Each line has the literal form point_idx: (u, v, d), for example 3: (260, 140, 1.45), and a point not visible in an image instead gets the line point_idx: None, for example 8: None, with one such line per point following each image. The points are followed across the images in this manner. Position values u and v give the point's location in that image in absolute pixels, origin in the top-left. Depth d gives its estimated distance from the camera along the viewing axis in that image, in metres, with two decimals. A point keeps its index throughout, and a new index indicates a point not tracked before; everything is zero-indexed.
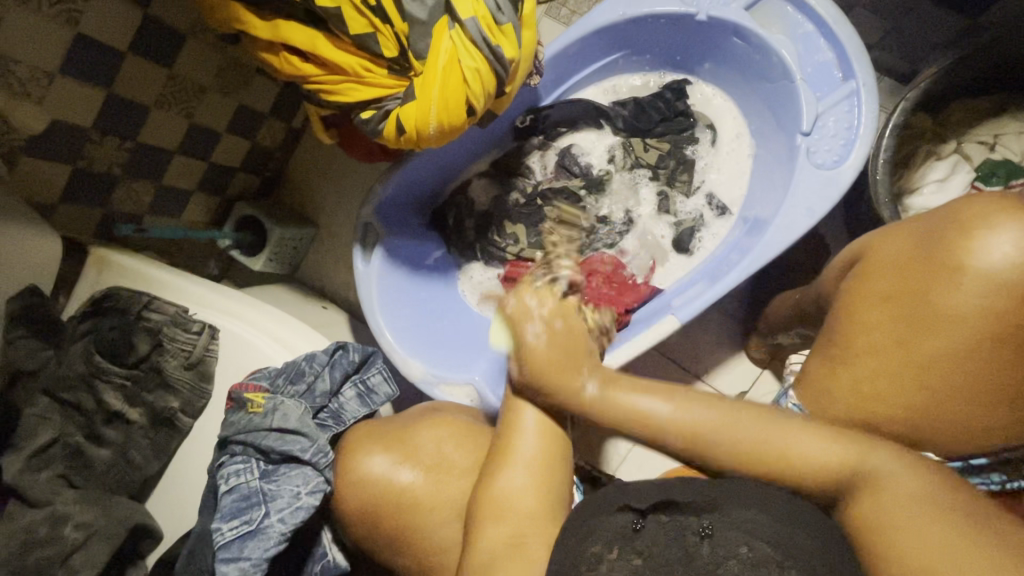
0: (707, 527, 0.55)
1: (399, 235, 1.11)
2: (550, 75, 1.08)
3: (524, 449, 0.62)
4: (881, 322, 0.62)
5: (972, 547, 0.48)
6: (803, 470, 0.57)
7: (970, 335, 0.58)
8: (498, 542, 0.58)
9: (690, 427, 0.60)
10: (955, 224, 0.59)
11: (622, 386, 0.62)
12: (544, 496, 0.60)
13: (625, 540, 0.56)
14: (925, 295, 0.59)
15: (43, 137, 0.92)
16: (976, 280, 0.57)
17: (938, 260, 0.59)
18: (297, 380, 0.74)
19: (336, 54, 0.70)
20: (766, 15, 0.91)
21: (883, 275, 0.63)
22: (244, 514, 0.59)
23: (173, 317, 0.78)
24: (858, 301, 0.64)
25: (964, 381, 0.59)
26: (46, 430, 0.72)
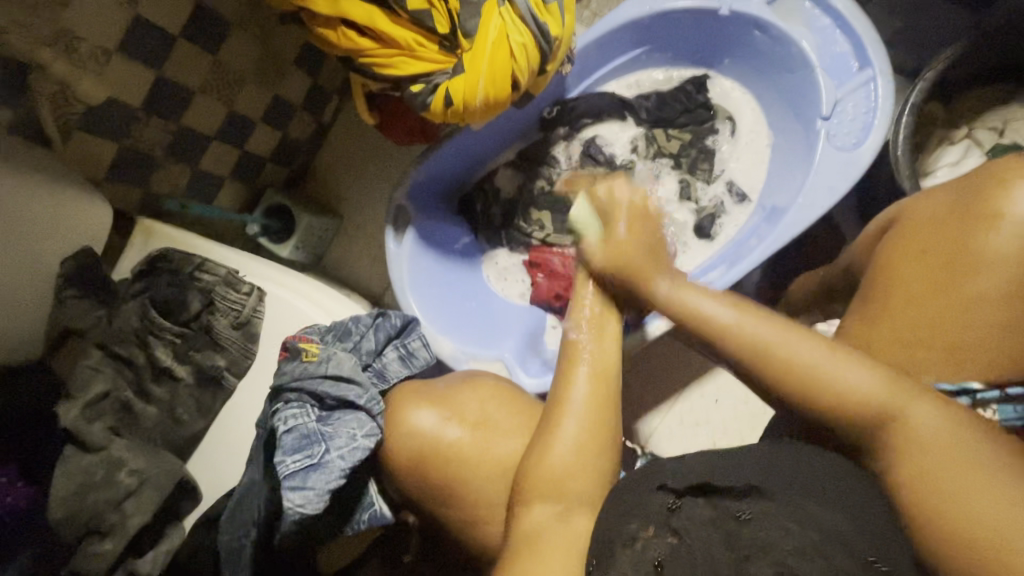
0: (744, 512, 0.52)
1: (430, 219, 1.15)
2: (577, 67, 1.13)
3: (577, 398, 0.63)
4: (919, 272, 0.65)
5: (1007, 491, 0.45)
6: (846, 405, 0.53)
7: (1010, 274, 0.60)
8: (542, 480, 0.61)
9: (751, 338, 0.57)
10: (991, 178, 0.63)
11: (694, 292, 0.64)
12: (594, 447, 0.62)
13: (661, 520, 0.54)
14: (964, 241, 0.62)
15: (96, 113, 0.94)
16: (1012, 224, 0.60)
17: (973, 211, 0.62)
18: (345, 337, 0.77)
19: (393, 28, 0.75)
20: (786, 9, 0.97)
21: (921, 232, 0.66)
22: (308, 448, 0.63)
23: (224, 279, 0.80)
24: (898, 259, 0.67)
25: (1011, 319, 0.60)
26: (99, 382, 0.74)
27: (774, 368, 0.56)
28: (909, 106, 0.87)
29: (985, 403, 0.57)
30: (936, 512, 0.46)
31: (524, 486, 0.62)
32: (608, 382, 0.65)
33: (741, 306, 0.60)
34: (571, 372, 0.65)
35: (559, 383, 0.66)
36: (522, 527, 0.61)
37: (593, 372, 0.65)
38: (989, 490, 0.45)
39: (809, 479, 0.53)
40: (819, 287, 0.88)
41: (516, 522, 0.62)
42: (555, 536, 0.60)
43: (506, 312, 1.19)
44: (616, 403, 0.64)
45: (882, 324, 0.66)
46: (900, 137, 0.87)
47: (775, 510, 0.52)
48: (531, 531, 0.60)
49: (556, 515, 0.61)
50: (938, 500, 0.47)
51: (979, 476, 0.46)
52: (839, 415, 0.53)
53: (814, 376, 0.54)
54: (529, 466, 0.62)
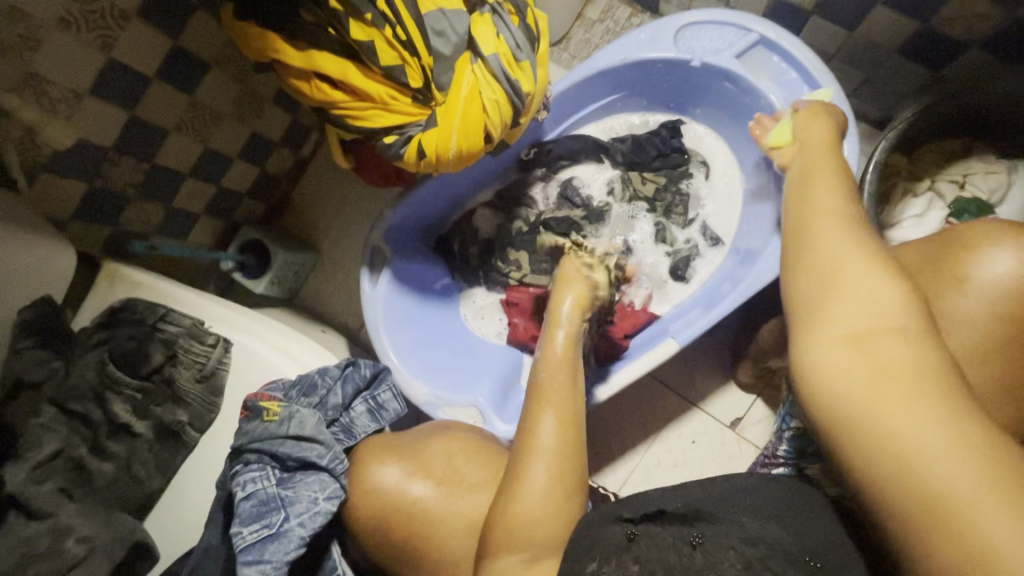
0: (698, 537, 0.57)
1: (406, 259, 1.14)
2: (554, 112, 1.15)
3: (544, 441, 0.64)
4: None
5: (943, 416, 0.42)
6: (848, 294, 0.51)
7: (980, 338, 0.60)
8: (507, 533, 0.61)
9: (802, 223, 0.59)
10: (955, 241, 0.64)
11: (824, 189, 0.62)
12: (561, 494, 0.62)
13: (621, 549, 0.58)
14: (930, 302, 0.63)
15: (64, 155, 0.92)
16: (979, 289, 0.60)
17: (945, 272, 0.63)
18: (310, 392, 0.75)
19: (366, 82, 0.75)
20: (754, 63, 1.00)
21: None
22: (266, 517, 0.60)
23: (189, 329, 0.79)
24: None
25: (985, 385, 0.60)
26: (51, 441, 0.71)
27: (811, 274, 0.54)
28: (873, 163, 0.89)
29: None
30: (868, 448, 0.44)
31: (491, 537, 0.61)
32: (574, 434, 0.66)
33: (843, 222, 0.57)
34: (537, 425, 0.65)
35: (522, 446, 0.65)
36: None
37: (556, 422, 0.65)
38: (913, 408, 0.43)
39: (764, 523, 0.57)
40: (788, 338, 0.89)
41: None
42: None
43: (483, 352, 1.18)
44: (583, 449, 0.65)
45: None
46: (865, 193, 0.88)
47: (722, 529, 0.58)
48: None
49: (523, 565, 0.60)
50: (864, 410, 0.45)
51: (909, 392, 0.44)
52: (830, 296, 0.52)
53: (834, 268, 0.53)
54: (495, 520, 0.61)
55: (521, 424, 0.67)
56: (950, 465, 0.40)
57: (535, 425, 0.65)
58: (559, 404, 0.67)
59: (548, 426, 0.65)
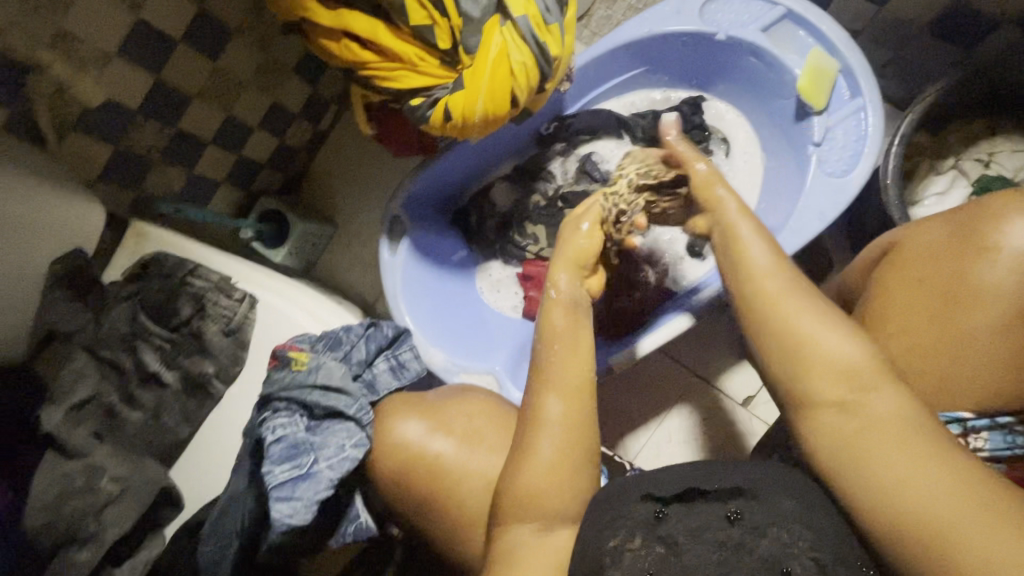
0: (734, 512, 0.57)
1: (424, 229, 1.15)
2: (575, 85, 1.15)
3: (552, 414, 0.63)
4: (915, 298, 0.65)
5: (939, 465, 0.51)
6: (823, 365, 0.57)
7: (1004, 308, 0.60)
8: (517, 501, 0.62)
9: (754, 274, 0.64)
10: (985, 210, 0.64)
11: (764, 235, 0.68)
12: (570, 468, 0.62)
13: (648, 529, 0.58)
14: (962, 275, 0.63)
15: (92, 115, 0.94)
16: (1009, 258, 0.60)
17: (971, 242, 0.63)
18: (336, 347, 0.77)
19: (395, 42, 0.76)
20: (779, 37, 1.00)
21: (918, 261, 0.66)
22: (296, 458, 0.62)
23: (216, 284, 0.80)
24: (893, 286, 0.67)
25: (1010, 360, 0.60)
26: (83, 386, 0.73)
27: (778, 345, 0.60)
28: (899, 136, 0.88)
29: (975, 432, 0.60)
30: (874, 500, 0.52)
31: (500, 507, 0.62)
32: (588, 400, 0.65)
33: (791, 287, 0.62)
34: (541, 401, 0.64)
35: (527, 422, 0.64)
36: (504, 544, 0.62)
37: (563, 394, 0.64)
38: (912, 462, 0.51)
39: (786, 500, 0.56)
40: None
41: (495, 541, 0.63)
42: (532, 563, 0.60)
43: (498, 324, 1.19)
44: (591, 420, 0.64)
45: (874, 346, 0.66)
46: (889, 168, 0.88)
47: (762, 508, 0.56)
48: (509, 549, 0.61)
49: (534, 532, 0.61)
50: (869, 470, 0.53)
51: (911, 455, 0.52)
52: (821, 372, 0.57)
53: (800, 338, 0.59)
54: (505, 493, 0.62)
55: (526, 400, 0.66)
56: (951, 512, 0.48)
57: (541, 401, 0.64)
58: (576, 372, 0.66)
59: (555, 403, 0.64)
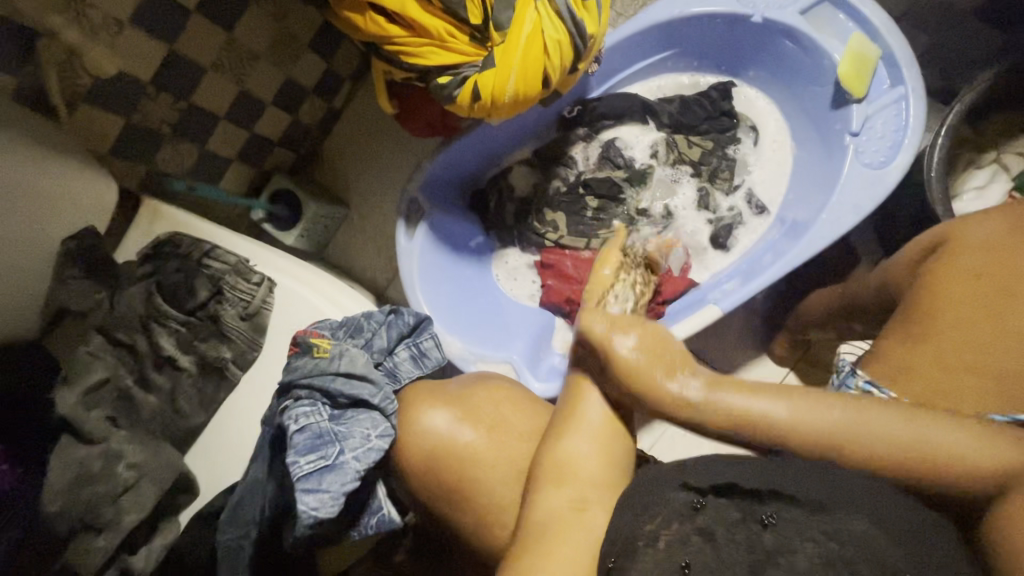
0: (769, 516, 0.50)
1: (442, 213, 1.12)
2: (601, 67, 1.11)
3: (599, 380, 0.64)
4: (971, 294, 0.62)
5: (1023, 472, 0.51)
6: (803, 443, 0.55)
7: None
8: (556, 466, 0.60)
9: (724, 406, 0.56)
10: None
11: (726, 387, 0.57)
12: (612, 436, 0.62)
13: (684, 518, 0.52)
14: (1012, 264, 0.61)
15: (104, 86, 0.90)
16: None
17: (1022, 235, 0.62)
18: (357, 334, 0.75)
19: (424, 16, 0.72)
20: (819, 20, 0.95)
21: (973, 253, 0.64)
22: (322, 449, 0.60)
23: (234, 267, 0.77)
24: (941, 279, 0.65)
25: None
26: (97, 368, 0.71)
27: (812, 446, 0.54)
28: (945, 127, 0.84)
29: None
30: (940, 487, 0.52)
31: (539, 471, 0.61)
32: None
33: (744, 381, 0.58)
34: (589, 372, 0.65)
35: (572, 389, 0.65)
36: (537, 514, 0.58)
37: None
38: (944, 436, 0.53)
39: (834, 492, 0.51)
40: (838, 307, 0.86)
41: (527, 513, 0.60)
42: (566, 531, 0.56)
43: (515, 313, 1.17)
44: None
45: (921, 343, 0.63)
46: (932, 160, 0.85)
47: (801, 516, 0.50)
48: (544, 519, 0.57)
49: (572, 505, 0.58)
50: (915, 469, 0.53)
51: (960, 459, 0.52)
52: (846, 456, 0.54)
53: (785, 430, 0.54)
54: (543, 456, 0.61)
55: (569, 373, 0.67)
56: (980, 456, 0.52)
57: (589, 366, 0.65)
58: None
59: (602, 366, 0.65)
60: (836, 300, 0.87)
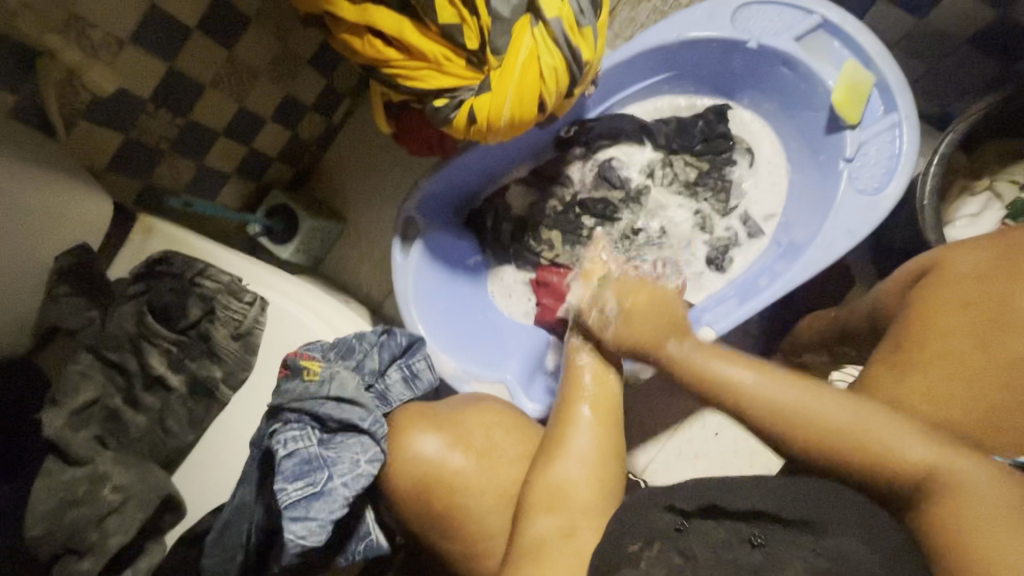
0: (758, 537, 0.52)
1: (438, 232, 1.13)
2: (598, 89, 1.11)
3: (584, 414, 0.68)
4: (963, 326, 0.62)
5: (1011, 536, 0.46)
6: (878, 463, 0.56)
7: None
8: (545, 491, 0.63)
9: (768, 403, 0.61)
10: None
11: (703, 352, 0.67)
12: (601, 462, 0.64)
13: (667, 537, 0.54)
14: (1008, 298, 0.60)
15: (103, 103, 0.91)
16: None
17: (1017, 263, 0.62)
18: (348, 355, 0.74)
19: (423, 43, 0.73)
20: (814, 46, 0.96)
21: (963, 286, 0.64)
22: (309, 476, 0.60)
23: (228, 287, 0.76)
24: (936, 311, 0.64)
25: None
26: (87, 388, 0.71)
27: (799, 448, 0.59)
28: (937, 155, 0.85)
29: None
30: None
31: (529, 498, 0.63)
32: (614, 397, 0.71)
33: (795, 376, 0.63)
34: (575, 406, 0.69)
35: (558, 422, 0.69)
36: (527, 538, 0.61)
37: (594, 405, 0.69)
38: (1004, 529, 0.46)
39: (825, 520, 0.52)
40: (833, 330, 0.85)
41: (517, 538, 0.62)
42: (557, 554, 0.58)
43: (511, 330, 1.17)
44: (620, 429, 0.68)
45: (915, 373, 0.63)
46: (925, 188, 0.85)
47: (782, 531, 0.52)
48: (533, 542, 0.60)
49: (560, 532, 0.60)
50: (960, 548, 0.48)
51: (969, 507, 0.49)
52: (866, 460, 0.56)
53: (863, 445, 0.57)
54: (532, 483, 0.64)
55: (557, 409, 0.70)
56: None
57: (574, 407, 0.69)
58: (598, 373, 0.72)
59: (587, 407, 0.68)
60: (829, 325, 0.86)
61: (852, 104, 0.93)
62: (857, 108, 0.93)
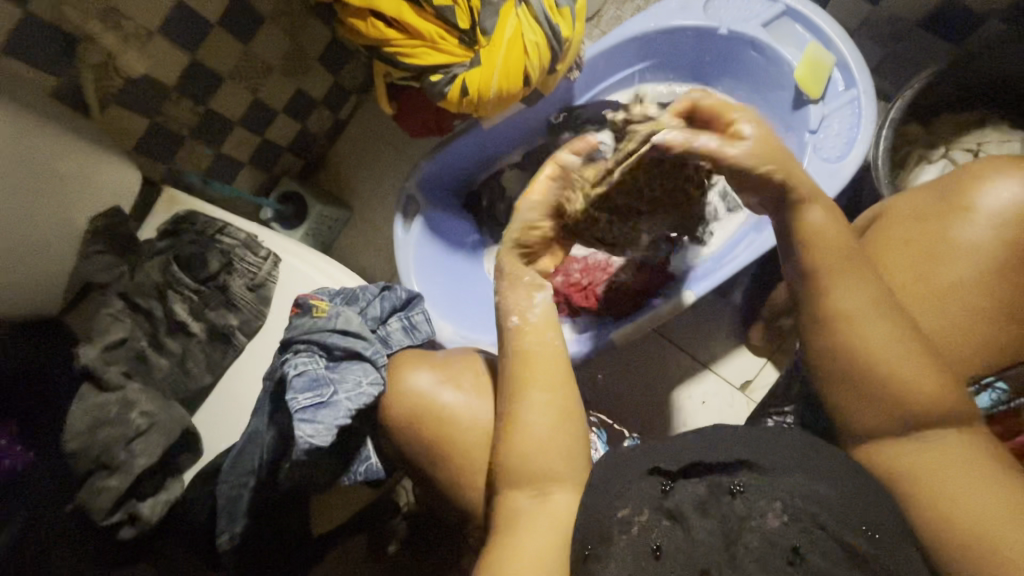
0: (737, 486, 0.61)
1: (437, 209, 1.21)
2: (584, 77, 1.20)
3: (535, 395, 0.67)
4: (903, 259, 0.68)
5: (983, 481, 0.59)
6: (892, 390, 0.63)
7: (980, 261, 0.65)
8: (514, 466, 0.66)
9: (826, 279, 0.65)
10: (963, 174, 0.69)
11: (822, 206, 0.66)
12: (562, 438, 0.67)
13: (654, 500, 0.61)
14: (943, 233, 0.67)
15: (134, 89, 1.01)
16: (983, 217, 0.65)
17: (951, 202, 0.68)
18: (352, 301, 0.82)
19: (420, 23, 0.82)
20: (779, 32, 1.06)
21: (902, 223, 0.71)
22: (317, 388, 0.67)
23: (244, 242, 0.85)
24: (880, 245, 0.70)
25: (986, 308, 0.65)
26: (118, 328, 0.79)
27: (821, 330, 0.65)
28: (889, 122, 0.93)
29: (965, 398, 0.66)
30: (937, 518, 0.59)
31: (502, 475, 0.67)
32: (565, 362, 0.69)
33: (848, 255, 0.65)
34: (524, 389, 0.67)
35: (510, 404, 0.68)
36: (506, 509, 0.66)
37: (544, 384, 0.67)
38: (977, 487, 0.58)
39: (789, 464, 0.62)
40: None
41: (500, 509, 0.67)
42: (539, 520, 0.64)
43: None
44: (575, 400, 0.69)
45: None
46: (880, 153, 0.93)
47: (772, 486, 0.60)
48: (515, 516, 0.65)
49: (535, 500, 0.66)
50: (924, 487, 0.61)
51: (959, 473, 0.60)
52: (879, 387, 0.63)
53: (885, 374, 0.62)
54: (502, 461, 0.67)
55: (507, 387, 0.69)
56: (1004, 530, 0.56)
57: (524, 388, 0.67)
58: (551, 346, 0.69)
59: (540, 387, 0.67)
60: None
61: (813, 80, 1.01)
62: (818, 84, 1.01)
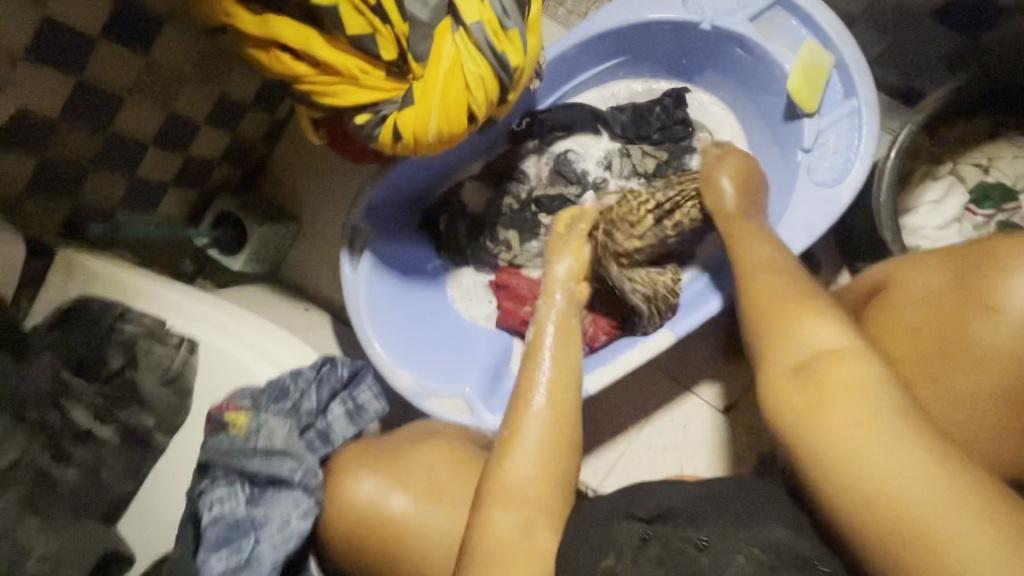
0: (704, 539, 0.55)
1: (388, 240, 1.08)
2: (548, 78, 1.05)
3: (538, 404, 0.65)
4: (909, 350, 0.60)
5: (920, 457, 0.45)
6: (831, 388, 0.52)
7: (997, 370, 0.54)
8: (498, 488, 0.60)
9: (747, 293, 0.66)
10: (988, 259, 0.57)
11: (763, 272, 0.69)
12: (555, 456, 0.62)
13: (635, 548, 0.56)
14: (960, 331, 0.56)
15: (8, 127, 0.84)
16: (1012, 320, 0.53)
17: (975, 297, 0.56)
18: (282, 397, 0.70)
19: (332, 55, 0.66)
20: (770, 26, 0.90)
21: (912, 306, 0.62)
22: (233, 543, 0.62)
23: (149, 330, 0.75)
24: (883, 327, 0.63)
25: (1001, 416, 0.55)
26: (7, 451, 0.66)
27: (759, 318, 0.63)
28: (895, 146, 0.81)
29: None
30: (857, 503, 0.47)
31: (482, 494, 0.60)
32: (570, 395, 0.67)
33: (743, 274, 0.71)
34: (529, 398, 0.66)
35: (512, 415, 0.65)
36: (481, 543, 0.58)
37: (548, 390, 0.66)
38: (893, 460, 0.46)
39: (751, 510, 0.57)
40: None
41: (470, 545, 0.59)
42: (516, 557, 0.57)
43: (471, 337, 1.14)
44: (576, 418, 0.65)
45: None
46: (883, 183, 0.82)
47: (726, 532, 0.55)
48: (488, 551, 0.57)
49: (518, 525, 0.58)
50: (845, 460, 0.48)
51: (877, 454, 0.47)
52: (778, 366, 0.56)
53: (817, 354, 0.55)
54: (486, 480, 0.61)
55: (510, 404, 0.67)
56: (931, 507, 0.43)
57: (527, 398, 0.66)
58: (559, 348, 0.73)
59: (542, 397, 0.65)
60: None
61: (809, 91, 0.88)
62: (817, 96, 0.88)
